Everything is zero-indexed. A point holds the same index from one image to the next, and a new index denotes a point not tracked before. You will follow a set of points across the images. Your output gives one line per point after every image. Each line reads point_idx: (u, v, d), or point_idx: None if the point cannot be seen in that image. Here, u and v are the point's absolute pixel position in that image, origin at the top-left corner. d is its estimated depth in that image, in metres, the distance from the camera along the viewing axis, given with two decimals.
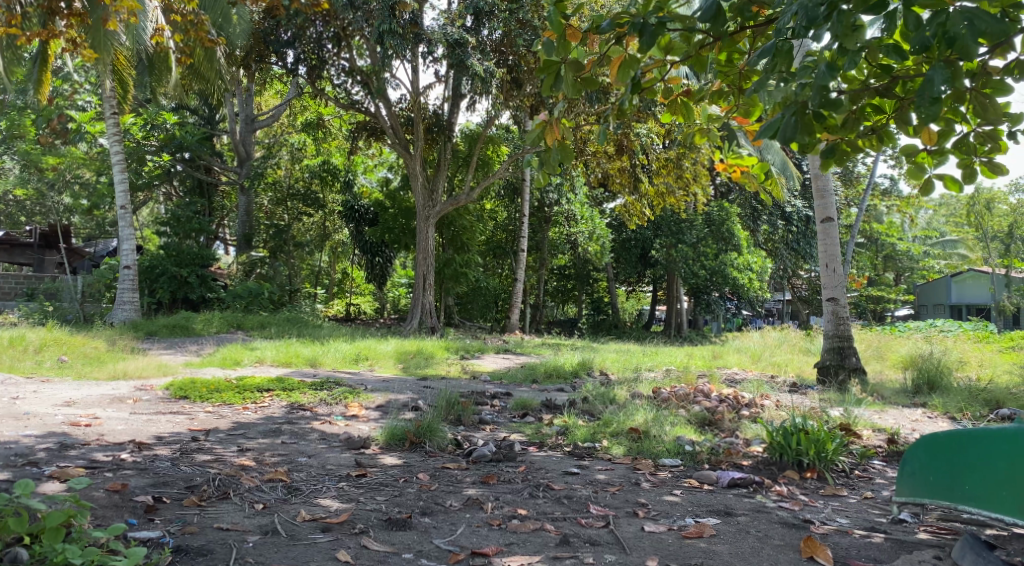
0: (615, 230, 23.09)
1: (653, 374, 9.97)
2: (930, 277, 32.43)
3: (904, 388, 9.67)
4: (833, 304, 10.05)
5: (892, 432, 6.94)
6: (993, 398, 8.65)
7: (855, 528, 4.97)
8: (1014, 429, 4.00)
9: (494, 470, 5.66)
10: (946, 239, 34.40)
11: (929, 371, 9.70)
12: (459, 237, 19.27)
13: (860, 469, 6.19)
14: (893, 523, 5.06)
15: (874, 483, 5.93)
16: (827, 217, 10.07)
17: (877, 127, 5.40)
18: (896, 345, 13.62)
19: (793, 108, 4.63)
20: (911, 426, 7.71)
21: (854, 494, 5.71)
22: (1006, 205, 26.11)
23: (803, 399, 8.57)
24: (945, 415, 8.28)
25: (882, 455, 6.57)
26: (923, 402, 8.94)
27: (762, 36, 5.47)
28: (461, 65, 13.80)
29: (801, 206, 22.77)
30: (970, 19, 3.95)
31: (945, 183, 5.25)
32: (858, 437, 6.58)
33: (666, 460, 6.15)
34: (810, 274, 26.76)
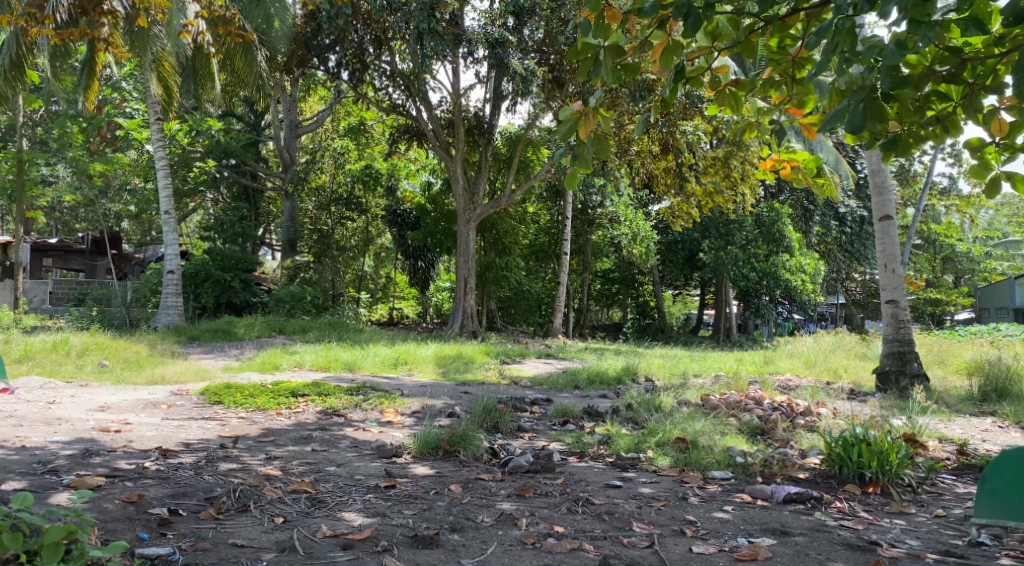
0: (661, 232, 22.56)
1: (701, 382, 9.51)
2: (990, 279, 31.44)
3: (970, 396, 9.20)
4: (892, 306, 9.61)
5: (960, 444, 6.55)
6: None
7: (927, 552, 4.59)
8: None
9: (531, 482, 5.35)
10: (1009, 240, 33.34)
11: (997, 379, 9.19)
12: (500, 241, 18.99)
13: (928, 484, 5.79)
14: (970, 545, 4.69)
15: (944, 500, 5.52)
16: (885, 215, 9.63)
17: (941, 118, 4.98)
18: (959, 350, 13.09)
19: (863, 93, 4.35)
20: (980, 436, 7.28)
21: (923, 511, 5.30)
22: None
23: (862, 408, 8.12)
24: (1016, 425, 7.82)
25: (951, 469, 6.17)
26: (991, 411, 8.45)
27: (817, 19, 5.09)
28: (502, 65, 13.48)
29: (855, 207, 22.17)
30: None
31: (1015, 183, 4.82)
32: (924, 449, 6.17)
33: (715, 472, 5.80)
34: (865, 277, 26.09)
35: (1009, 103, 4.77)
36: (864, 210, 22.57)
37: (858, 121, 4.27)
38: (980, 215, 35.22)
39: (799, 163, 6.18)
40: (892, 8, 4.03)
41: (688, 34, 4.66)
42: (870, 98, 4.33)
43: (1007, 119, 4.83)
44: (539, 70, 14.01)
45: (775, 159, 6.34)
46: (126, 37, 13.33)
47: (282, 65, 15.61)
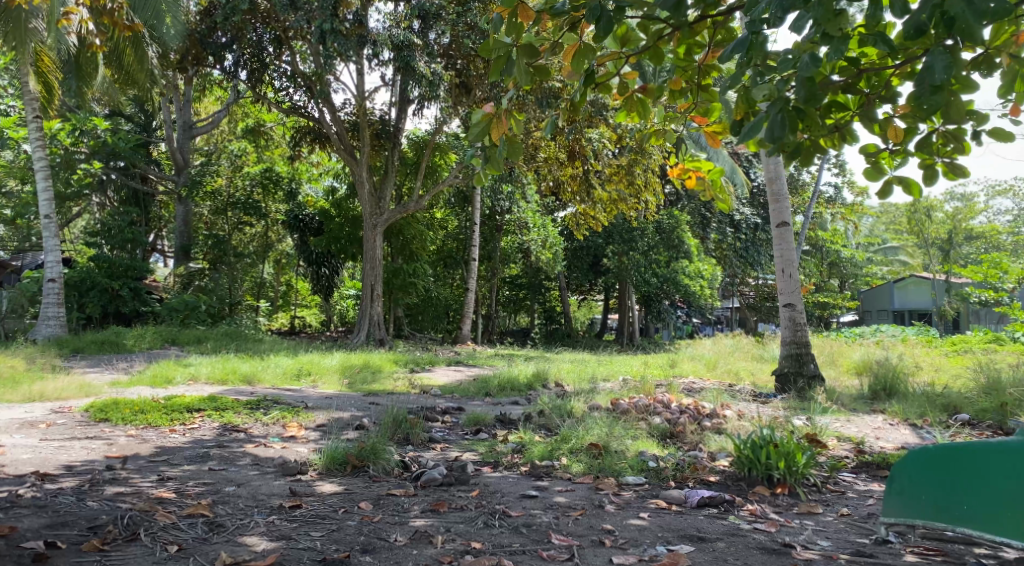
0: (567, 238, 22.57)
1: (610, 386, 9.41)
2: (871, 283, 32.85)
3: (861, 394, 9.43)
4: (790, 310, 9.73)
5: (858, 441, 6.67)
6: (949, 404, 8.45)
7: (839, 553, 4.59)
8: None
9: (445, 496, 5.13)
10: (886, 246, 34.91)
11: (885, 377, 9.45)
12: (408, 246, 18.71)
13: (832, 482, 5.84)
14: (876, 544, 4.70)
15: (848, 498, 5.56)
16: (782, 221, 9.78)
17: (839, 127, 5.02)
18: (850, 351, 13.45)
19: (778, 104, 4.31)
20: (875, 434, 7.42)
21: (829, 511, 5.31)
22: (942, 214, 27.39)
23: (765, 409, 8.20)
24: (905, 422, 8.04)
25: (851, 467, 6.25)
26: (881, 409, 8.67)
27: (721, 28, 5.04)
28: (408, 69, 13.12)
29: (749, 215, 22.75)
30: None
31: (908, 188, 4.87)
32: (826, 448, 6.23)
33: (629, 478, 5.71)
34: (759, 281, 26.76)
35: (902, 113, 4.80)
36: (758, 217, 23.13)
37: (778, 131, 4.24)
38: (861, 222, 36.79)
39: (704, 172, 6.13)
40: (805, 20, 4.01)
41: (600, 38, 4.55)
42: (786, 108, 4.31)
43: (901, 127, 4.91)
44: (446, 74, 13.73)
45: (680, 167, 6.27)
46: (1, 31, 12.44)
47: (175, 63, 14.92)
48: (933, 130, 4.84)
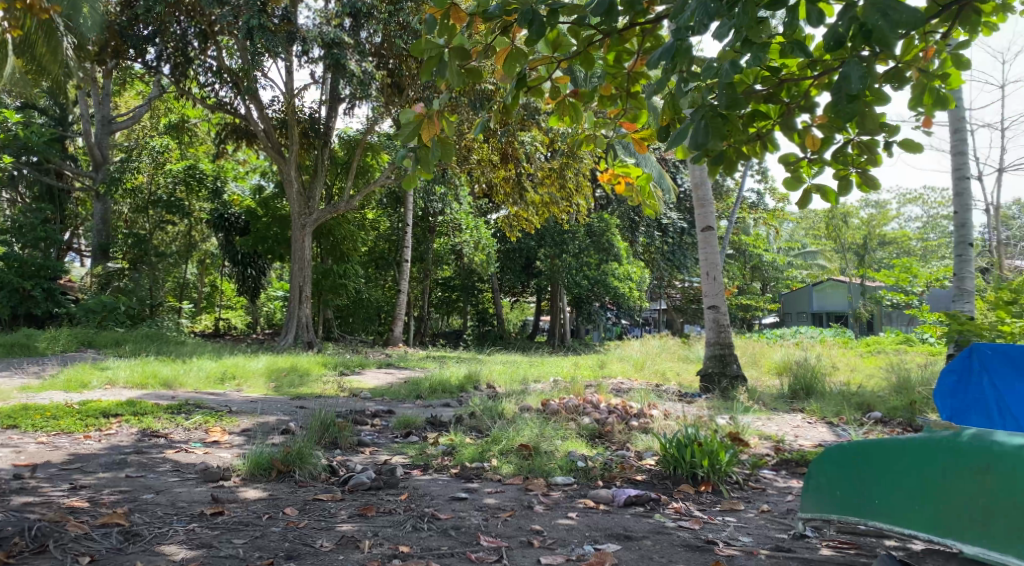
0: (499, 240, 22.54)
1: (541, 387, 9.41)
2: (792, 286, 33.66)
3: (781, 394, 9.63)
4: (714, 312, 9.88)
5: (779, 439, 6.82)
6: (864, 402, 8.69)
7: (760, 548, 4.65)
8: (944, 435, 3.95)
9: (373, 500, 5.05)
10: (806, 251, 35.80)
11: (804, 377, 9.67)
12: (338, 247, 18.49)
13: (753, 480, 5.95)
14: (794, 539, 4.78)
15: (769, 495, 5.67)
16: (706, 226, 9.93)
17: (762, 135, 5.10)
18: (772, 352, 13.68)
19: (703, 110, 4.35)
20: (794, 432, 7.58)
21: (750, 507, 5.40)
22: (859, 220, 28.22)
23: (690, 409, 8.30)
24: (822, 420, 8.24)
25: (772, 464, 6.38)
26: (800, 408, 8.88)
27: (650, 35, 5.08)
28: (339, 67, 12.95)
29: (676, 219, 23.06)
30: (881, 10, 3.75)
31: (824, 196, 4.96)
32: (747, 446, 6.38)
33: (558, 478, 5.72)
34: (686, 284, 27.16)
35: (820, 123, 4.88)
36: (685, 222, 23.45)
37: (701, 137, 4.28)
38: (783, 227, 37.66)
39: (633, 178, 6.18)
40: (726, 29, 4.06)
41: (531, 42, 4.53)
42: (710, 115, 4.35)
43: (819, 136, 4.99)
44: (377, 73, 13.61)
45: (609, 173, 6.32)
46: None
47: (92, 56, 14.43)
48: (849, 141, 4.96)
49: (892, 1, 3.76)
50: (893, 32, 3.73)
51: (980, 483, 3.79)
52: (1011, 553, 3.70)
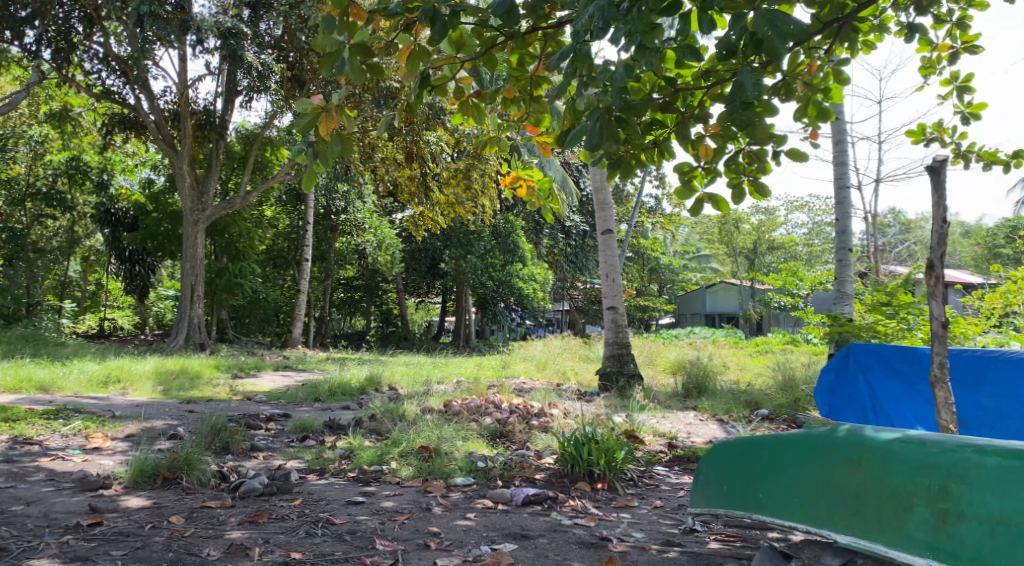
0: (404, 240, 22.31)
1: (443, 388, 9.32)
2: (689, 288, 34.46)
3: (675, 392, 9.83)
4: (613, 312, 9.99)
5: (672, 437, 6.98)
6: (752, 400, 8.96)
7: (651, 543, 4.70)
8: (818, 431, 3.79)
9: (265, 506, 4.89)
10: (701, 254, 36.72)
11: (696, 376, 9.90)
12: (233, 245, 18.01)
13: (647, 476, 6.05)
14: (685, 533, 4.85)
15: (662, 490, 5.77)
16: (607, 229, 10.03)
17: (659, 142, 5.14)
18: (667, 351, 13.97)
19: (599, 112, 4.36)
20: (687, 429, 7.76)
21: (644, 504, 5.48)
22: (751, 225, 29.12)
23: (589, 407, 8.37)
24: (713, 417, 8.45)
25: (665, 461, 6.51)
26: (693, 406, 9.08)
27: (553, 40, 5.07)
28: (235, 58, 12.64)
29: (579, 222, 23.26)
30: (770, 22, 3.80)
31: (716, 204, 5.02)
32: (641, 443, 6.61)
33: (458, 479, 5.67)
34: (588, 285, 27.47)
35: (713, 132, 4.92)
36: (587, 225, 23.67)
37: (596, 139, 4.29)
38: (679, 230, 38.51)
39: (535, 182, 6.19)
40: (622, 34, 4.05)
41: (433, 41, 4.44)
42: (607, 118, 4.35)
43: (712, 145, 5.05)
44: (277, 65, 13.34)
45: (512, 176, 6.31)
46: None
47: None
48: (740, 150, 5.05)
49: (780, 14, 3.81)
50: (781, 45, 3.78)
51: (852, 474, 3.60)
52: (887, 542, 3.48)
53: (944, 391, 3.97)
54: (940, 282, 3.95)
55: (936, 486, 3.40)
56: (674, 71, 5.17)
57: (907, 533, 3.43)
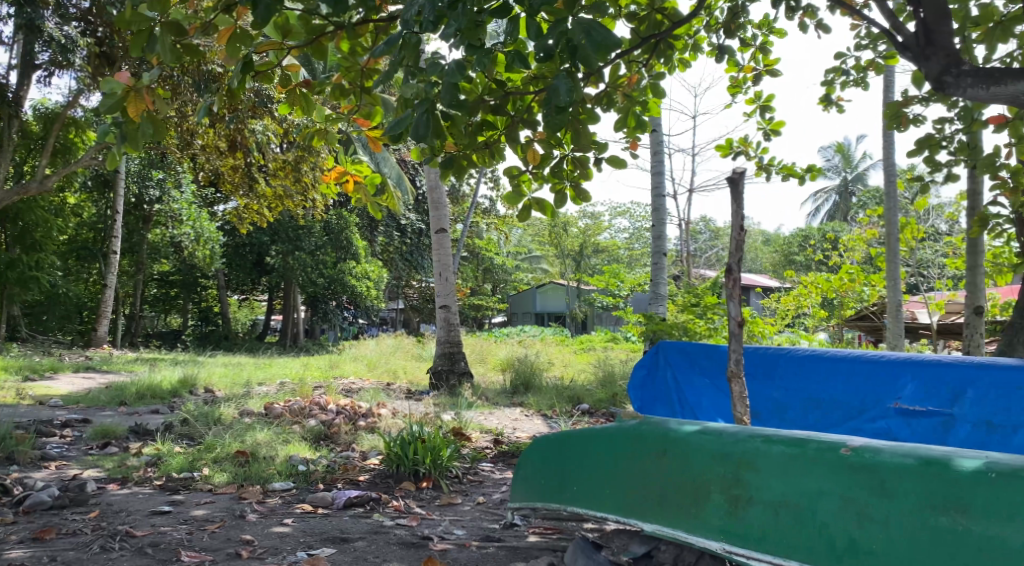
0: (227, 233, 21.34)
1: (266, 390, 8.92)
2: (520, 288, 34.91)
3: (504, 389, 9.86)
4: (445, 311, 9.88)
5: (498, 433, 6.97)
6: (576, 395, 9.12)
7: (472, 540, 4.62)
8: (629, 425, 3.82)
9: (55, 521, 4.46)
10: (532, 254, 37.29)
11: (524, 373, 9.98)
12: (29, 235, 16.60)
13: (473, 473, 6.00)
14: (505, 528, 4.80)
15: (486, 486, 5.72)
16: (440, 228, 9.90)
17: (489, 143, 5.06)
18: (496, 349, 14.06)
19: (427, 103, 4.21)
20: (513, 426, 7.79)
21: (468, 500, 5.41)
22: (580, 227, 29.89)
23: (418, 406, 8.25)
24: (539, 413, 8.54)
25: (491, 457, 6.48)
26: (520, 402, 9.14)
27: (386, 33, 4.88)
28: (32, 28, 11.64)
29: (416, 220, 22.97)
30: (586, 30, 3.75)
31: (543, 210, 5.01)
32: (468, 440, 6.57)
33: (275, 484, 5.40)
34: (421, 284, 27.30)
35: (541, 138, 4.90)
36: (424, 223, 23.41)
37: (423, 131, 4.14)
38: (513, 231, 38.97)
39: (364, 176, 6.00)
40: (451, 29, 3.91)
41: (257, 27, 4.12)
42: (434, 110, 4.22)
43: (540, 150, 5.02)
44: (83, 40, 12.42)
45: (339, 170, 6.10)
46: None
47: None
48: (564, 155, 5.09)
49: (597, 24, 3.76)
50: (597, 55, 3.75)
51: (657, 465, 3.64)
52: (687, 528, 3.53)
53: (739, 385, 4.07)
54: (738, 286, 4.09)
55: (730, 473, 3.46)
56: (502, 72, 5.11)
57: (703, 520, 3.50)
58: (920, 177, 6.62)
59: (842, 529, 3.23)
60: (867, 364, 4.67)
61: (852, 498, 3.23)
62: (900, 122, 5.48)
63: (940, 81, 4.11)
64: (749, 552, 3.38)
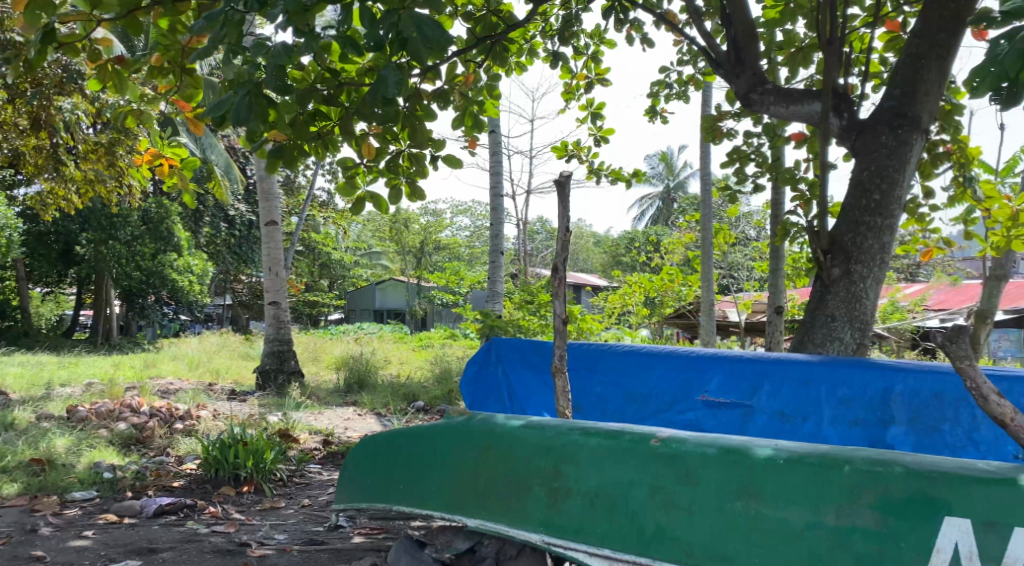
0: (31, 221, 19.67)
1: (70, 391, 8.22)
2: (356, 285, 34.19)
3: (336, 388, 9.54)
4: (274, 307, 9.44)
5: (328, 434, 6.70)
6: (411, 393, 8.93)
7: (292, 545, 4.36)
8: (456, 421, 3.68)
9: None
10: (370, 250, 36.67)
11: (358, 371, 9.70)
12: None
13: (298, 475, 5.71)
14: (329, 531, 4.56)
15: (312, 489, 5.45)
16: (270, 220, 9.44)
17: (322, 135, 4.74)
18: (328, 347, 13.69)
19: (249, 86, 3.92)
20: (344, 425, 7.52)
21: (291, 504, 5.14)
22: (419, 224, 29.65)
23: (241, 407, 7.83)
24: (372, 411, 8.30)
25: (318, 459, 6.21)
26: (352, 401, 8.85)
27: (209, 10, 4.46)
28: None
29: (245, 211, 22.04)
30: (417, 24, 3.59)
31: (377, 204, 4.78)
32: (295, 441, 6.26)
33: (76, 493, 4.93)
34: (250, 278, 26.25)
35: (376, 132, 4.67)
36: (254, 215, 22.51)
37: (244, 115, 3.87)
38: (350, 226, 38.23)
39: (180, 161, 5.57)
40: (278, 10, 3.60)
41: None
42: (256, 93, 3.93)
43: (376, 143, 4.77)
44: None
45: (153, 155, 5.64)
46: None
47: None
48: (399, 151, 4.85)
49: (427, 19, 3.62)
50: (428, 49, 3.57)
51: (481, 460, 3.51)
52: (508, 523, 3.41)
53: (564, 379, 4.00)
54: (564, 285, 4.01)
55: (549, 466, 3.36)
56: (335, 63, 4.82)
57: (524, 514, 3.38)
58: (728, 186, 6.95)
59: (650, 518, 3.17)
60: (677, 358, 4.70)
61: (660, 487, 3.17)
62: (713, 136, 5.88)
63: (747, 97, 4.81)
64: (567, 543, 3.28)
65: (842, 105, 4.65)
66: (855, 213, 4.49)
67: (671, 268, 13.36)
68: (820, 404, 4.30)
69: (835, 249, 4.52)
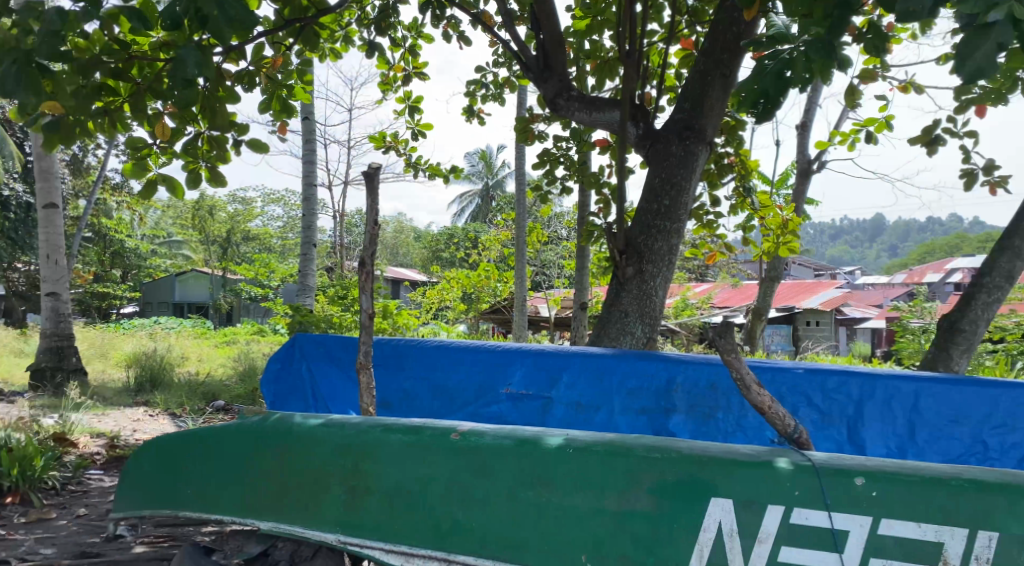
0: None
1: None
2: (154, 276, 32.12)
3: (125, 387, 8.80)
4: (53, 299, 8.58)
5: (112, 437, 6.11)
6: (210, 392, 8.36)
7: (61, 560, 3.87)
8: (248, 419, 3.38)
9: None
10: (170, 239, 34.59)
11: (151, 369, 9.00)
12: None
13: (75, 483, 5.15)
14: (106, 542, 4.10)
15: (90, 497, 4.92)
16: (50, 203, 8.57)
17: (108, 112, 4.20)
18: (120, 343, 12.70)
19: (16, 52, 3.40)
20: (131, 427, 6.91)
21: (65, 515, 4.60)
22: (226, 213, 28.30)
23: (10, 410, 7.03)
24: (165, 412, 7.70)
25: (99, 464, 5.64)
26: (143, 401, 8.18)
27: None
28: None
29: (22, 192, 20.13)
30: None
31: (172, 189, 4.32)
32: (72, 446, 5.66)
33: None
34: (30, 266, 24.04)
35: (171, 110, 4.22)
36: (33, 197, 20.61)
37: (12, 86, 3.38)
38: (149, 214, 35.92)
39: None
40: None
41: None
42: (25, 62, 3.41)
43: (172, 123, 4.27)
44: None
45: None
46: None
47: None
48: (199, 132, 4.36)
49: None
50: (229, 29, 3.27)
51: (276, 459, 3.23)
52: (304, 523, 3.16)
53: (369, 377, 3.74)
54: (372, 278, 3.75)
55: (348, 463, 3.14)
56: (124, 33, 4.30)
57: (321, 513, 3.14)
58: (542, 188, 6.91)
59: (448, 512, 3.03)
60: (483, 351, 4.58)
61: (459, 480, 3.04)
62: (527, 137, 5.81)
63: (553, 101, 4.80)
64: (366, 541, 3.08)
65: (639, 115, 4.73)
66: (647, 217, 4.53)
67: (488, 264, 13.34)
68: (610, 397, 4.29)
69: (629, 249, 4.54)
